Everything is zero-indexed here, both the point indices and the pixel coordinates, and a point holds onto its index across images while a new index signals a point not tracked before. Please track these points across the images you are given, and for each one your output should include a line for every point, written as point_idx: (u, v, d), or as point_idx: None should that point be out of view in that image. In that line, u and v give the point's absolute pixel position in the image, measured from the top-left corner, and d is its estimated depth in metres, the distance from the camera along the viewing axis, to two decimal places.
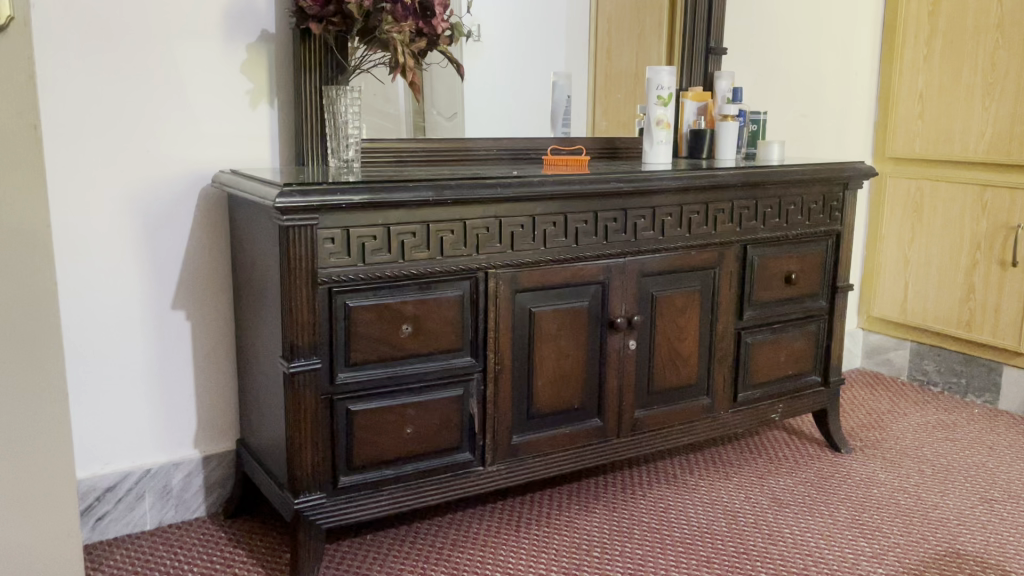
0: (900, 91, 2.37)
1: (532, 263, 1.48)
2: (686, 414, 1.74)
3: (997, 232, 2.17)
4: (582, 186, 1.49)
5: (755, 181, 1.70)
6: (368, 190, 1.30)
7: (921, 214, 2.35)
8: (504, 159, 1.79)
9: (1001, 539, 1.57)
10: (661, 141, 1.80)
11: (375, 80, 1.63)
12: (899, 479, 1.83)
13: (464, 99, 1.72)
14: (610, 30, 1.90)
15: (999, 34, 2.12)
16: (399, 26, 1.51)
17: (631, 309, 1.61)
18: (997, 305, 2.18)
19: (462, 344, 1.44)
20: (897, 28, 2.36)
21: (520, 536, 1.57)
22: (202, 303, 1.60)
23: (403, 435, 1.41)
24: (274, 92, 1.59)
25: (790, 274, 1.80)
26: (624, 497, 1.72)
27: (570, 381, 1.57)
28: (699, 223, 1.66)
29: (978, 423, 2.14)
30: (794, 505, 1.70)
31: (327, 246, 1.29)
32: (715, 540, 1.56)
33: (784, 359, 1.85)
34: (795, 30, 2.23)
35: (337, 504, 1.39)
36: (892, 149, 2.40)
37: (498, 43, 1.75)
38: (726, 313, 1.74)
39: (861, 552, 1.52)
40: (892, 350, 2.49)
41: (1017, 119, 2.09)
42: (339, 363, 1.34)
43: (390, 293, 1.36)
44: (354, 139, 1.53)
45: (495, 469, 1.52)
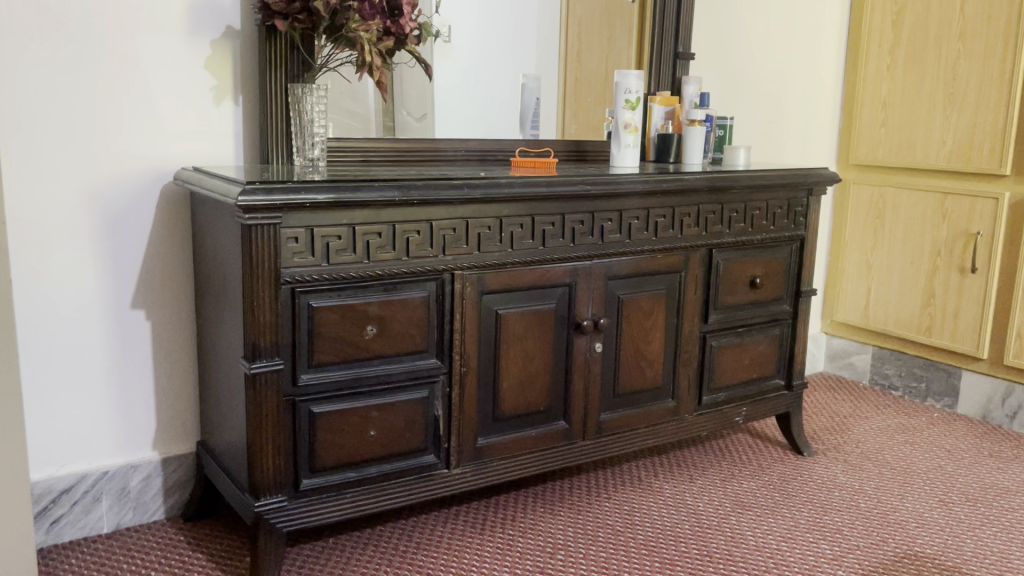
0: (864, 99, 2.40)
1: (498, 264, 1.47)
2: (651, 417, 1.74)
3: (957, 239, 2.21)
4: (550, 188, 1.49)
5: (721, 186, 1.72)
6: (333, 190, 1.28)
7: (883, 221, 2.39)
8: (472, 161, 1.79)
9: (958, 542, 1.60)
10: (628, 145, 1.81)
11: (341, 79, 1.62)
12: (860, 482, 1.85)
13: (434, 99, 1.72)
14: (580, 33, 1.90)
15: (961, 44, 2.16)
16: (366, 25, 1.48)
17: (597, 311, 1.61)
18: (956, 310, 2.22)
19: (428, 345, 1.43)
20: (862, 37, 2.39)
21: (485, 538, 1.56)
22: (163, 302, 1.57)
23: (367, 437, 1.40)
24: (239, 89, 1.56)
25: (754, 278, 1.82)
26: (589, 500, 1.72)
27: (536, 383, 1.57)
28: (666, 227, 1.67)
29: (936, 427, 2.18)
30: (757, 508, 1.72)
31: (290, 245, 1.28)
32: (679, 542, 1.57)
33: (747, 363, 1.86)
34: (762, 36, 2.25)
35: (299, 507, 1.37)
36: (855, 156, 2.44)
37: (468, 44, 1.74)
38: (692, 317, 1.75)
39: (822, 555, 1.53)
40: (854, 354, 2.52)
41: (977, 128, 2.14)
42: (302, 364, 1.33)
43: (355, 293, 1.35)
44: (320, 139, 1.51)
45: (460, 472, 1.51)
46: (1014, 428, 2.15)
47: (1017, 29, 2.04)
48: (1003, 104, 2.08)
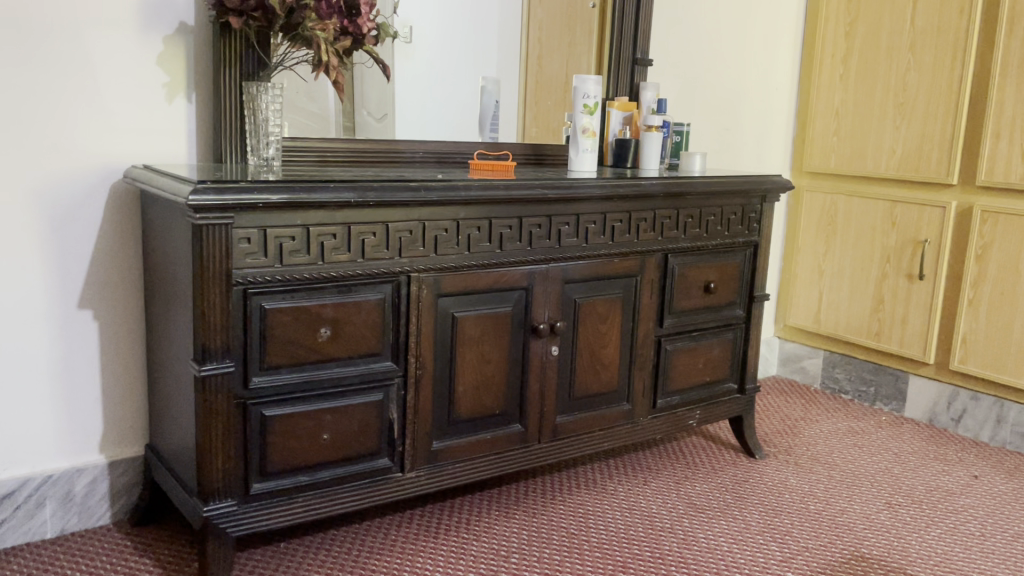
0: (817, 108, 2.44)
1: (454, 267, 1.47)
2: (606, 420, 1.75)
3: (906, 246, 2.26)
4: (507, 191, 1.49)
5: (677, 192, 1.73)
6: (287, 190, 1.26)
7: (835, 227, 2.43)
8: (430, 163, 1.78)
9: (904, 543, 1.63)
10: (586, 150, 1.82)
11: (298, 78, 1.60)
12: (810, 485, 1.88)
13: (394, 99, 1.71)
14: (541, 36, 1.91)
15: (911, 55, 2.21)
16: (324, 25, 1.47)
17: (554, 315, 1.61)
18: (904, 316, 2.27)
19: (383, 347, 1.42)
20: (816, 46, 2.43)
21: (438, 542, 1.55)
22: (112, 301, 1.54)
23: (320, 440, 1.38)
24: (191, 86, 1.54)
25: (709, 283, 1.84)
26: (544, 503, 1.73)
27: (492, 386, 1.57)
28: (622, 231, 1.68)
29: (885, 430, 2.22)
30: (709, 510, 1.74)
31: (242, 246, 1.26)
32: (632, 545, 1.57)
33: (701, 366, 1.88)
34: (720, 43, 2.28)
35: (249, 511, 1.35)
36: (808, 164, 2.48)
37: (428, 45, 1.74)
38: (647, 321, 1.76)
39: (772, 556, 1.56)
40: (806, 358, 2.57)
41: (926, 138, 2.19)
42: (254, 367, 1.31)
43: (308, 295, 1.33)
44: (275, 138, 1.49)
45: (414, 475, 1.50)
46: (957, 431, 2.20)
47: (964, 41, 2.09)
48: (950, 114, 2.14)
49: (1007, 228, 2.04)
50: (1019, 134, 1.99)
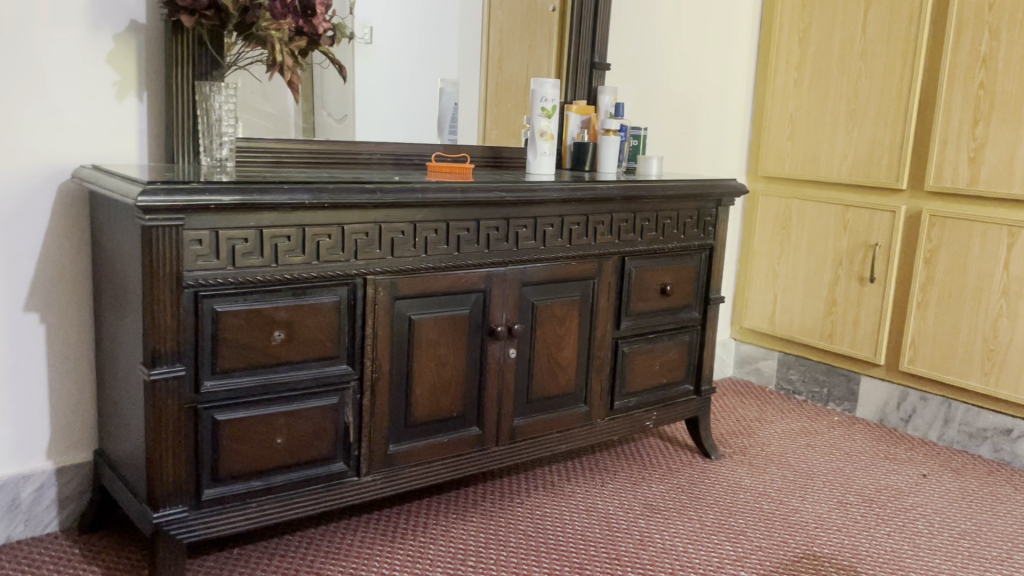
0: (772, 114, 2.48)
1: (411, 270, 1.46)
2: (564, 422, 1.76)
3: (857, 250, 2.30)
4: (464, 193, 1.48)
5: (634, 195, 1.75)
6: (240, 191, 1.25)
7: (789, 231, 2.47)
8: (388, 165, 1.77)
9: (854, 541, 1.66)
10: (544, 153, 1.82)
11: (252, 77, 1.58)
12: (763, 485, 1.91)
13: (354, 99, 1.70)
14: (502, 39, 1.91)
15: (863, 62, 2.26)
16: (278, 24, 1.45)
17: (511, 317, 1.62)
18: (856, 318, 2.32)
19: (339, 350, 1.41)
20: (771, 52, 2.47)
21: (395, 546, 1.54)
22: (60, 305, 1.50)
23: (274, 445, 1.37)
24: (143, 85, 1.51)
25: (665, 286, 1.86)
26: (501, 506, 1.73)
27: (449, 389, 1.56)
28: (579, 234, 1.69)
29: (837, 430, 2.27)
30: (665, 511, 1.75)
31: (193, 247, 1.24)
32: (589, 546, 1.58)
33: (657, 368, 1.90)
34: (677, 49, 2.31)
35: (201, 517, 1.33)
36: (763, 167, 2.52)
37: (388, 46, 1.73)
38: (604, 323, 1.78)
39: (726, 556, 1.58)
40: (762, 360, 2.60)
41: (876, 144, 2.24)
42: (206, 370, 1.29)
43: (262, 298, 1.32)
44: (229, 139, 1.47)
45: (370, 479, 1.49)
46: (907, 431, 2.25)
47: (913, 49, 2.14)
48: (900, 120, 2.18)
49: (955, 231, 2.09)
50: (966, 141, 2.05)
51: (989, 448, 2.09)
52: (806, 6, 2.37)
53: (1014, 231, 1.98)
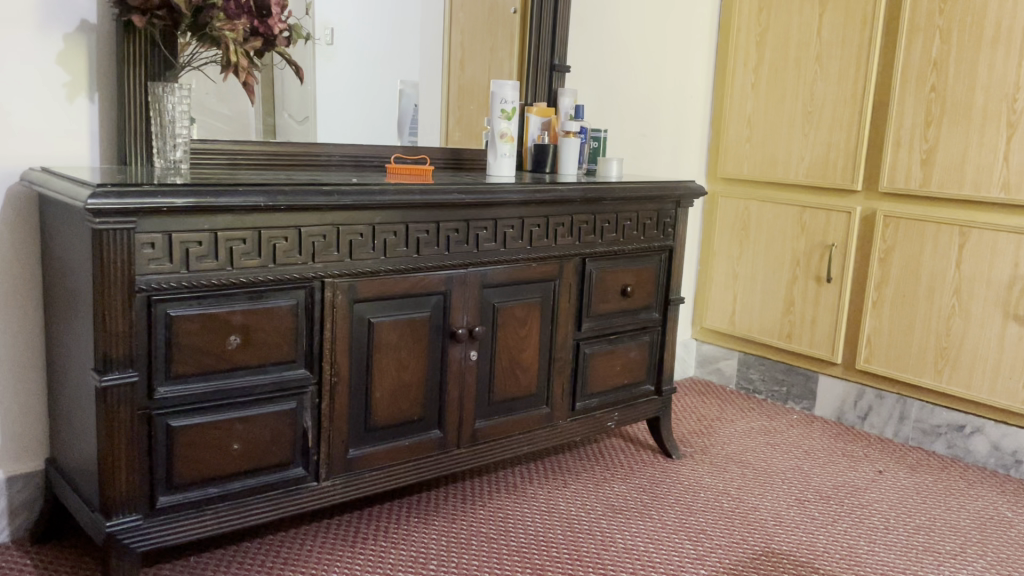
0: (731, 116, 2.51)
1: (369, 272, 1.45)
2: (526, 424, 1.76)
3: (814, 250, 2.34)
4: (423, 196, 1.48)
5: (594, 197, 1.75)
6: (193, 194, 1.23)
7: (748, 232, 2.50)
8: (346, 167, 1.76)
9: (812, 538, 1.68)
10: (505, 154, 1.82)
11: (207, 79, 1.56)
12: (723, 483, 1.93)
13: (315, 100, 1.69)
14: (463, 41, 1.91)
15: (818, 65, 2.29)
16: (232, 24, 1.43)
17: (471, 320, 1.61)
18: (813, 318, 2.35)
19: (296, 355, 1.40)
20: (729, 55, 2.50)
21: (356, 552, 1.53)
22: (8, 311, 1.46)
23: (230, 451, 1.35)
24: (94, 86, 1.48)
25: (626, 287, 1.87)
26: (463, 509, 1.72)
27: (409, 393, 1.56)
28: (540, 236, 1.69)
29: (795, 428, 2.30)
30: (626, 511, 1.76)
31: (146, 251, 1.22)
32: (550, 547, 1.58)
33: (618, 369, 1.91)
34: (637, 51, 2.32)
35: (156, 525, 1.31)
36: (722, 169, 2.55)
37: (349, 47, 1.72)
38: (565, 325, 1.78)
39: (686, 555, 1.59)
40: (722, 359, 2.63)
41: (832, 146, 2.27)
42: (159, 376, 1.26)
43: (217, 302, 1.30)
44: (182, 140, 1.45)
45: (330, 485, 1.48)
46: (864, 428, 2.29)
47: (867, 52, 2.18)
48: (854, 123, 2.22)
49: (908, 232, 2.13)
50: (918, 142, 2.09)
51: (942, 444, 2.13)
52: (763, 10, 2.41)
53: (965, 232, 2.03)
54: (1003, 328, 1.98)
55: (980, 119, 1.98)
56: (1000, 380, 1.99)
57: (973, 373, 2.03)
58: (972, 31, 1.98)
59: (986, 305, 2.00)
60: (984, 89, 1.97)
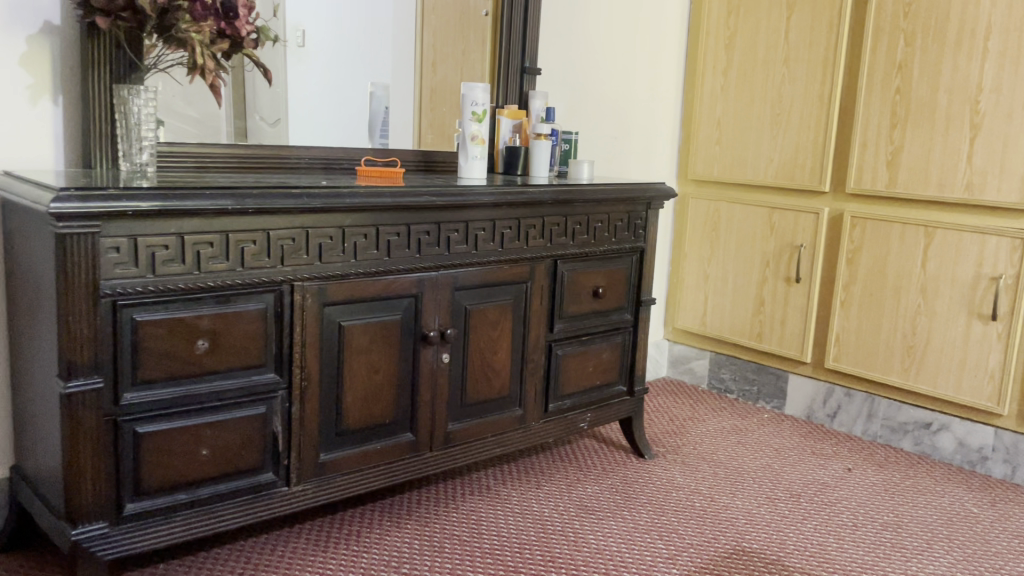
0: (701, 118, 2.53)
1: (340, 276, 1.44)
2: (498, 426, 1.76)
3: (783, 251, 2.36)
4: (393, 198, 1.47)
5: (565, 199, 1.76)
6: (158, 198, 1.22)
7: (718, 233, 2.52)
8: (317, 169, 1.75)
9: (782, 536, 1.70)
10: (476, 157, 1.82)
11: (173, 81, 1.55)
12: (695, 482, 1.94)
13: (287, 103, 1.68)
14: (435, 43, 1.91)
15: (786, 68, 2.32)
16: (198, 26, 1.42)
17: (443, 322, 1.61)
18: (783, 317, 2.38)
19: (266, 358, 1.39)
20: (698, 58, 2.52)
21: (328, 556, 1.53)
22: None
23: (198, 456, 1.34)
24: (58, 89, 1.46)
25: (597, 289, 1.88)
26: (436, 511, 1.72)
27: (381, 396, 1.55)
28: (511, 238, 1.69)
29: (766, 427, 2.32)
30: (599, 512, 1.77)
31: (111, 255, 1.20)
32: (523, 549, 1.58)
33: (591, 370, 1.92)
34: (608, 54, 2.34)
35: (123, 533, 1.29)
36: (693, 171, 2.57)
37: (321, 50, 1.71)
38: (537, 326, 1.79)
39: (658, 555, 1.60)
40: (694, 359, 2.65)
41: (800, 148, 2.30)
42: (125, 382, 1.25)
43: (184, 306, 1.28)
44: (149, 143, 1.43)
45: (301, 489, 1.47)
46: (833, 426, 2.32)
47: (833, 55, 2.21)
48: (821, 125, 2.25)
49: (874, 232, 2.16)
50: (884, 144, 2.12)
51: (910, 442, 2.16)
52: (731, 13, 2.43)
53: (930, 232, 2.06)
54: (967, 326, 2.01)
55: (944, 120, 2.01)
56: (966, 378, 2.02)
57: (939, 372, 2.06)
58: (935, 34, 2.01)
59: (951, 303, 2.04)
60: (948, 90, 2.00)
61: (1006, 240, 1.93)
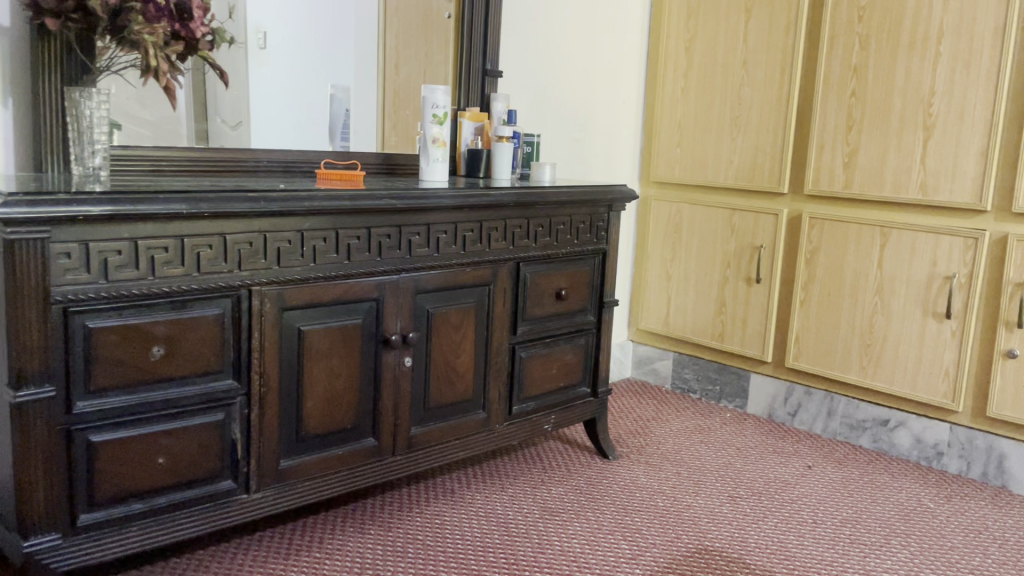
0: (662, 121, 2.55)
1: (299, 280, 1.43)
2: (461, 429, 1.76)
3: (744, 252, 2.39)
4: (353, 201, 1.46)
5: (527, 201, 1.76)
6: (111, 202, 1.19)
7: (680, 235, 2.54)
8: (276, 172, 1.73)
9: (743, 534, 1.72)
10: (437, 159, 1.82)
11: (126, 83, 1.52)
12: (659, 482, 1.96)
13: (249, 105, 1.67)
14: (398, 46, 1.90)
15: (744, 71, 2.34)
16: (151, 27, 1.40)
17: (405, 326, 1.60)
18: (744, 317, 2.40)
19: (223, 365, 1.37)
20: (659, 61, 2.54)
21: (290, 564, 1.51)
22: None
23: (154, 465, 1.31)
24: (8, 91, 1.42)
25: (560, 291, 1.88)
26: (400, 516, 1.71)
27: (342, 401, 1.54)
28: (473, 241, 1.69)
29: (729, 426, 2.34)
30: (563, 513, 1.77)
31: (61, 261, 1.18)
32: (487, 552, 1.58)
33: (555, 372, 1.92)
34: (569, 57, 2.34)
35: (77, 544, 1.26)
36: (655, 174, 2.59)
37: (283, 53, 1.69)
38: (500, 329, 1.78)
39: (622, 555, 1.60)
40: (658, 360, 2.67)
41: (759, 150, 2.32)
42: (78, 390, 1.22)
43: (138, 312, 1.26)
44: (101, 146, 1.40)
45: (261, 496, 1.46)
46: (794, 424, 2.35)
47: (790, 59, 2.24)
48: (780, 127, 2.28)
49: (832, 232, 2.19)
50: (840, 146, 2.16)
51: (868, 439, 2.20)
52: (690, 16, 2.45)
53: (886, 232, 2.09)
54: (922, 324, 2.04)
55: (898, 123, 2.05)
56: (922, 375, 2.06)
57: (896, 369, 2.10)
58: (889, 38, 2.05)
59: (906, 302, 2.07)
60: (901, 93, 2.04)
61: (959, 240, 1.97)
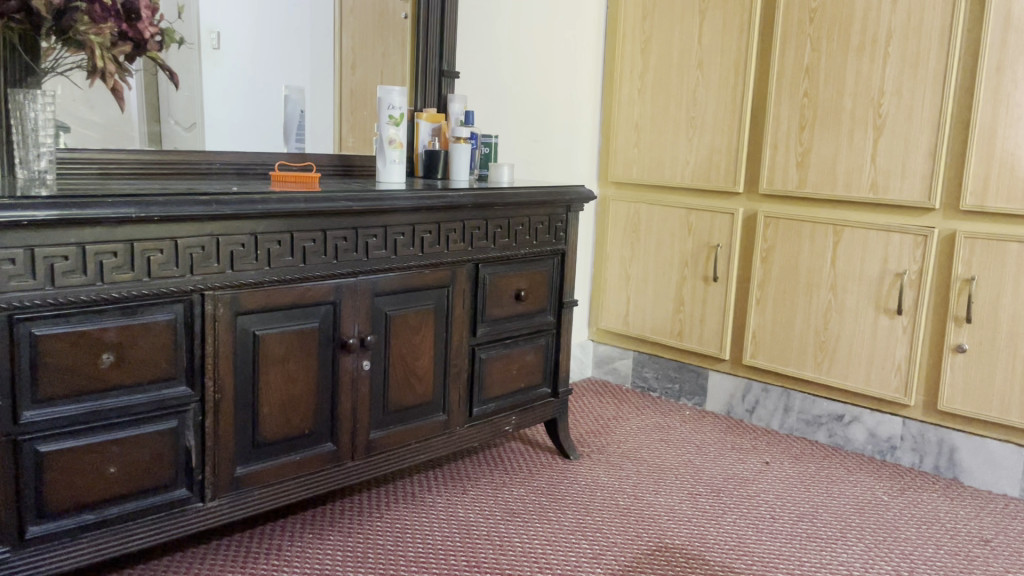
0: (619, 122, 2.57)
1: (253, 283, 1.41)
2: (421, 432, 1.75)
3: (700, 251, 2.41)
4: (308, 204, 1.44)
5: (485, 202, 1.75)
6: (57, 206, 1.16)
7: (638, 234, 2.56)
8: (230, 174, 1.70)
9: (703, 530, 1.73)
10: (394, 161, 1.81)
11: (72, 85, 1.49)
12: (620, 481, 1.97)
13: (203, 108, 1.64)
14: (354, 46, 1.88)
15: (699, 73, 2.37)
16: (97, 28, 1.36)
17: (363, 329, 1.59)
18: (702, 316, 2.43)
19: (176, 371, 1.34)
20: (616, 63, 2.56)
21: (247, 572, 1.49)
22: None
23: (106, 474, 1.28)
24: None
25: (519, 291, 1.88)
26: (360, 521, 1.70)
27: (299, 406, 1.52)
28: (431, 242, 1.68)
29: (688, 424, 2.36)
30: (524, 514, 1.77)
31: (6, 267, 1.14)
32: (448, 556, 1.57)
33: (515, 373, 1.92)
34: (526, 59, 2.35)
35: (26, 557, 1.23)
36: (613, 174, 2.60)
37: (236, 53, 1.67)
38: (459, 331, 1.78)
39: (583, 555, 1.61)
40: (618, 359, 2.68)
41: (715, 150, 2.35)
42: (25, 400, 1.19)
43: (87, 319, 1.23)
44: (48, 148, 1.36)
45: (217, 504, 1.43)
46: (752, 421, 2.38)
47: (744, 60, 2.27)
48: (734, 128, 2.30)
49: (786, 231, 2.23)
50: (793, 145, 2.19)
51: (824, 433, 2.24)
52: (646, 18, 2.47)
53: (838, 230, 2.13)
54: (875, 320, 2.08)
55: (849, 123, 2.09)
56: (874, 370, 2.10)
57: (850, 365, 2.14)
58: (839, 40, 2.08)
59: (859, 299, 2.11)
60: (852, 94, 2.08)
61: (909, 238, 2.01)
